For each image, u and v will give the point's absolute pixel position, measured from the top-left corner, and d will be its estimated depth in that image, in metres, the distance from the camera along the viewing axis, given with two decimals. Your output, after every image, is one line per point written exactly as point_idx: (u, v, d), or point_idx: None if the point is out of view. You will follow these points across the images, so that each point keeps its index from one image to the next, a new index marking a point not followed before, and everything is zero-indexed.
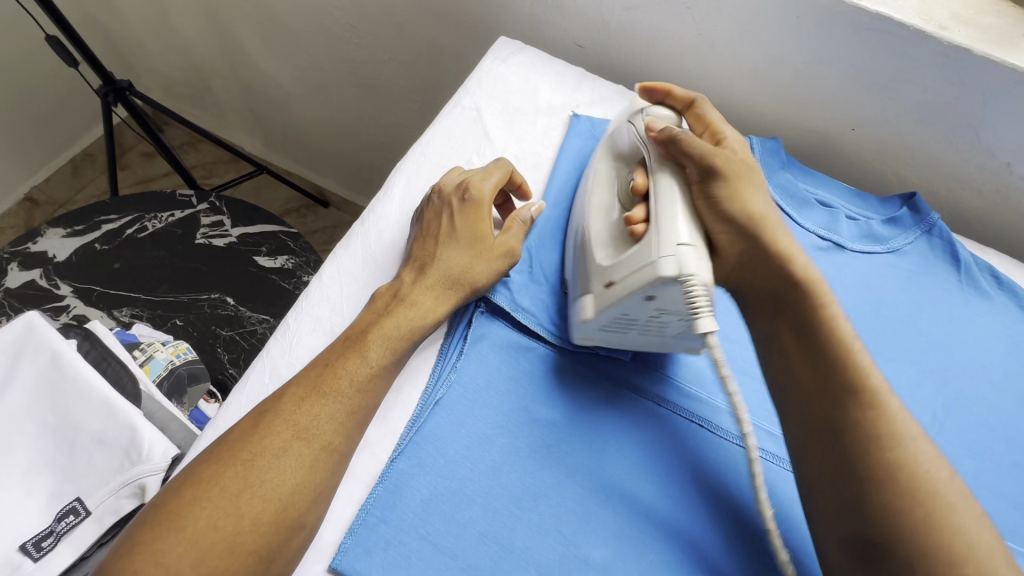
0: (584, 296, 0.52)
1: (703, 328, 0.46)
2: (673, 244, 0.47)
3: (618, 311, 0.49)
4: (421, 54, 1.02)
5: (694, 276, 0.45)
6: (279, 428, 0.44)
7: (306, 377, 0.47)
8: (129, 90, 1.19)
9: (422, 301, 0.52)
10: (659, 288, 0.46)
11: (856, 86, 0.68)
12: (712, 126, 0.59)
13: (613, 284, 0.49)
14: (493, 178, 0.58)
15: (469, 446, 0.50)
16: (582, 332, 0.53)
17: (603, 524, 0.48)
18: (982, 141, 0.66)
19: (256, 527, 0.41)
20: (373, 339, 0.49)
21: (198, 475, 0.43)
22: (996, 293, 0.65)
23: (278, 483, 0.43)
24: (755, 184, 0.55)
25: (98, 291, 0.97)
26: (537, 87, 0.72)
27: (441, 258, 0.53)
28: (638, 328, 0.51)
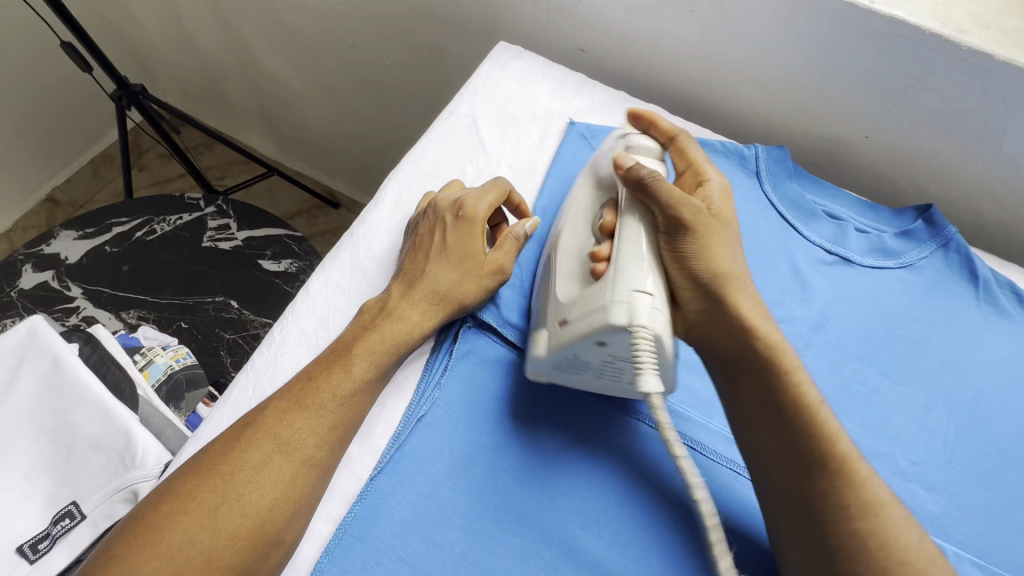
0: (540, 332, 0.51)
1: (642, 387, 0.43)
2: (628, 290, 0.45)
3: (570, 352, 0.48)
4: (425, 58, 1.02)
5: (644, 327, 0.43)
6: (260, 442, 0.43)
7: (289, 391, 0.46)
8: (142, 95, 1.21)
9: (407, 316, 0.51)
10: (609, 334, 0.44)
11: (869, 92, 0.65)
12: (696, 165, 0.56)
13: (565, 323, 0.48)
14: (490, 197, 0.55)
15: (451, 464, 0.49)
16: (536, 369, 0.51)
17: (586, 551, 0.47)
18: (1005, 150, 0.63)
19: (234, 542, 0.40)
20: (357, 353, 0.48)
21: (177, 487, 0.42)
22: (1018, 312, 0.62)
23: (258, 496, 0.41)
24: (725, 239, 0.52)
25: (107, 293, 0.99)
26: (535, 94, 0.71)
27: (428, 273, 0.52)
28: (592, 371, 0.49)
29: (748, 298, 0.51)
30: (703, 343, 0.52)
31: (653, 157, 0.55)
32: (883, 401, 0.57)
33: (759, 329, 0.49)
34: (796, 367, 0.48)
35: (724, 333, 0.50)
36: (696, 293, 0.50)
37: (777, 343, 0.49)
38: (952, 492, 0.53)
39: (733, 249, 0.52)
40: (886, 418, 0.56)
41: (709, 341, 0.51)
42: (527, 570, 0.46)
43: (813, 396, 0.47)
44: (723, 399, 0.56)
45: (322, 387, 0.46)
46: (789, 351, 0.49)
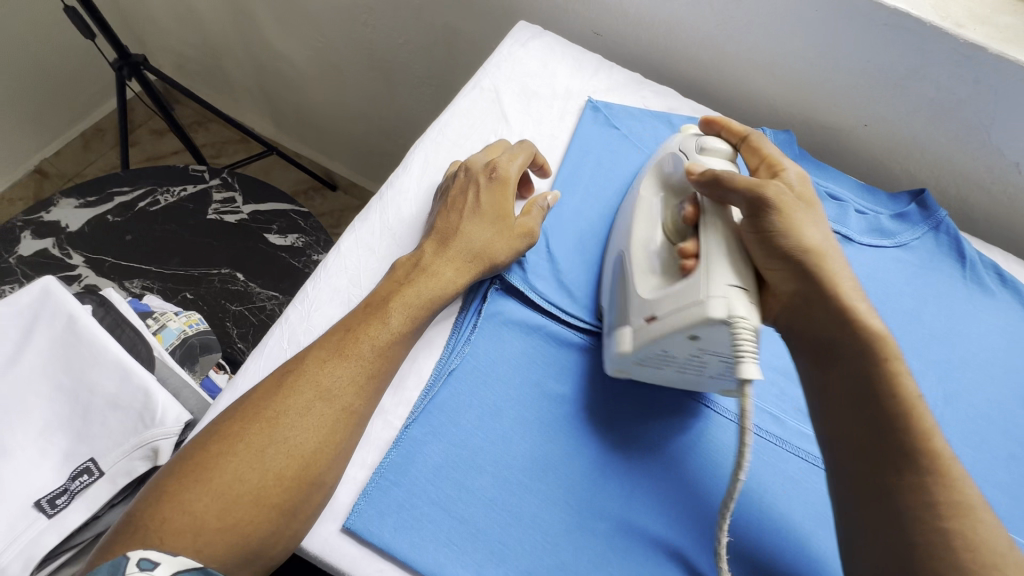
0: (621, 329, 0.51)
1: (743, 374, 0.43)
2: (723, 285, 0.45)
3: (659, 348, 0.48)
4: (437, 39, 1.03)
5: (743, 319, 0.43)
6: (302, 388, 0.44)
7: (329, 341, 0.47)
8: (143, 65, 1.19)
9: (440, 272, 0.52)
10: (705, 329, 0.44)
11: (871, 81, 0.69)
12: (770, 158, 0.56)
13: (655, 319, 0.48)
14: (519, 160, 0.59)
15: (482, 415, 0.51)
16: (617, 364, 0.52)
17: (609, 498, 0.49)
18: (993, 140, 0.67)
19: (281, 481, 0.41)
20: (394, 305, 0.50)
21: (222, 429, 0.43)
22: (1000, 291, 0.67)
23: (302, 440, 0.43)
24: (812, 217, 0.51)
25: (110, 262, 0.98)
26: (555, 72, 0.73)
27: (464, 232, 0.54)
28: (676, 366, 0.50)
29: (844, 278, 0.49)
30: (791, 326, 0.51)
31: (725, 160, 0.56)
32: None
33: (857, 312, 0.47)
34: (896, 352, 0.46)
35: (818, 311, 0.49)
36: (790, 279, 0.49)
37: (875, 328, 0.47)
38: None
39: (822, 232, 0.51)
40: None
41: (800, 324, 0.50)
42: (554, 513, 0.48)
43: (912, 389, 0.45)
44: None
45: (360, 336, 0.47)
46: (890, 337, 0.47)
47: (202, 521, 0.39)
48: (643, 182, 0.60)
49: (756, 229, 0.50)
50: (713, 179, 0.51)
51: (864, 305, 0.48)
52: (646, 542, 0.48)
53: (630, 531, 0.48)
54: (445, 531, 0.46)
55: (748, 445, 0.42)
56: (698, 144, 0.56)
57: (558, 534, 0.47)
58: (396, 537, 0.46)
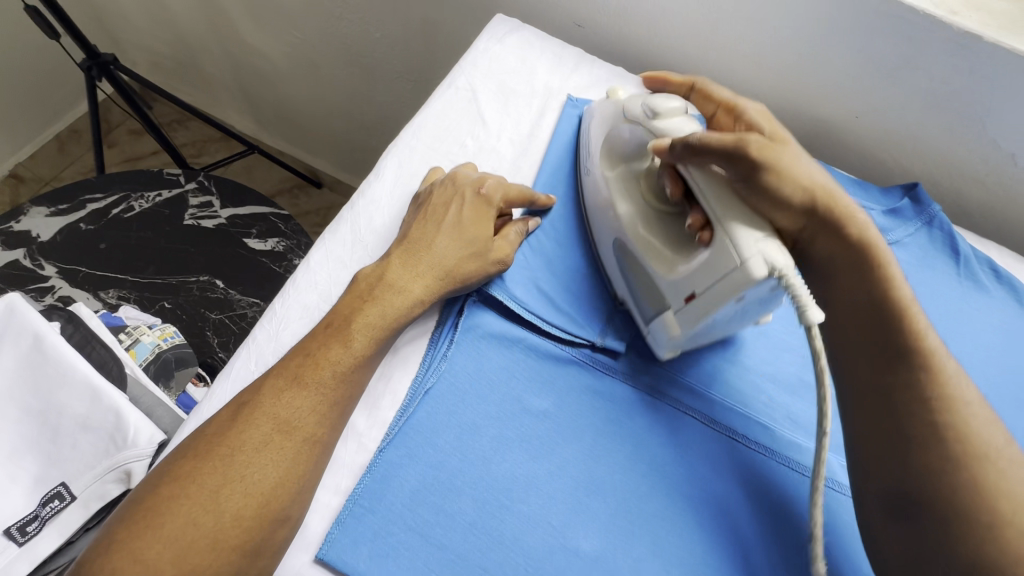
0: (663, 314, 0.51)
1: (808, 320, 0.42)
2: (751, 242, 0.44)
3: (711, 318, 0.48)
4: (416, 32, 1.00)
5: (786, 267, 0.42)
6: (258, 422, 0.42)
7: (286, 366, 0.45)
8: (113, 65, 1.15)
9: (408, 288, 0.50)
10: (752, 290, 0.44)
11: (862, 72, 0.66)
12: (726, 102, 0.57)
13: (695, 296, 0.48)
14: (510, 185, 0.57)
15: (460, 436, 0.49)
16: (670, 345, 0.52)
17: (595, 516, 0.48)
18: (988, 132, 0.65)
19: (239, 523, 0.40)
20: (357, 326, 0.47)
21: (175, 470, 0.41)
22: (995, 287, 0.65)
23: (259, 477, 0.41)
24: (797, 152, 0.50)
25: (84, 272, 0.95)
26: (533, 68, 0.70)
27: (436, 249, 0.52)
28: (723, 322, 0.50)
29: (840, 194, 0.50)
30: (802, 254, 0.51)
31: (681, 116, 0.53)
32: None
33: (855, 233, 0.48)
34: (889, 262, 0.48)
35: (827, 237, 0.49)
36: (798, 213, 0.48)
37: (870, 238, 0.48)
38: None
39: (806, 160, 0.50)
40: None
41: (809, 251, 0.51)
42: (537, 535, 0.47)
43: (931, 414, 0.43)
44: (721, 369, 0.56)
45: (318, 360, 0.45)
46: (881, 246, 0.49)
47: (157, 567, 0.37)
48: (599, 162, 0.59)
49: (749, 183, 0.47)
50: (690, 148, 0.49)
51: (857, 216, 0.49)
52: (632, 562, 0.47)
53: (616, 551, 0.47)
54: (423, 558, 0.45)
55: (829, 389, 0.43)
56: (647, 107, 0.54)
57: (540, 558, 0.46)
58: (372, 566, 0.44)
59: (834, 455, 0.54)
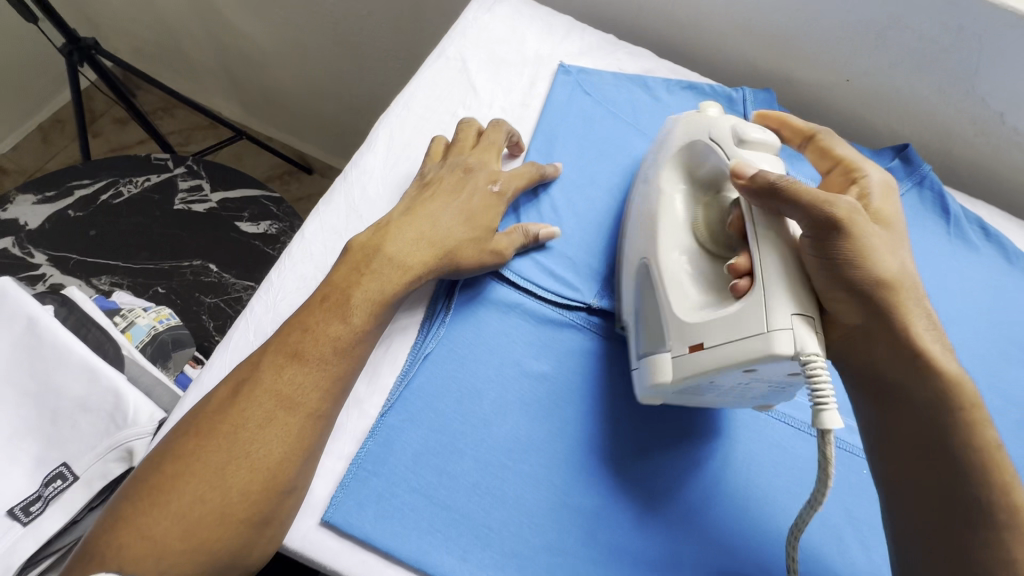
0: (659, 355, 0.46)
1: (822, 424, 0.39)
2: (790, 313, 0.41)
3: (708, 379, 0.43)
4: (403, 8, 0.98)
5: (815, 356, 0.39)
6: (261, 399, 0.42)
7: (283, 343, 0.44)
8: (95, 49, 1.13)
9: (406, 262, 0.49)
10: (766, 364, 0.40)
11: (852, 33, 0.66)
12: (846, 162, 0.53)
13: (702, 348, 0.43)
14: (521, 178, 0.57)
15: (461, 400, 0.50)
16: (651, 393, 0.48)
17: (594, 473, 0.49)
18: (977, 90, 0.65)
19: (246, 496, 0.40)
20: (357, 301, 0.46)
21: (177, 448, 0.41)
22: (984, 245, 0.66)
23: (265, 452, 0.41)
24: (887, 239, 0.46)
25: (75, 259, 0.94)
26: (523, 37, 0.69)
27: (438, 223, 0.51)
28: (719, 391, 0.46)
29: (917, 311, 0.45)
30: (852, 358, 0.48)
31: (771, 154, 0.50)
32: None
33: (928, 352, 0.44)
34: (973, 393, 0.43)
35: (884, 347, 0.45)
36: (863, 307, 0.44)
37: (955, 370, 0.43)
38: None
39: (901, 253, 0.46)
40: None
41: (864, 357, 0.47)
42: (539, 493, 0.47)
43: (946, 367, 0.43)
44: None
45: (314, 333, 0.45)
46: (967, 381, 0.43)
47: (163, 543, 0.38)
48: (665, 171, 0.55)
49: (822, 251, 0.43)
50: (772, 187, 0.44)
51: (940, 345, 0.44)
52: (632, 516, 0.48)
53: (617, 506, 0.48)
54: (427, 518, 0.45)
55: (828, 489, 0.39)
56: (737, 134, 0.50)
57: (542, 516, 0.47)
58: (377, 527, 0.44)
59: None
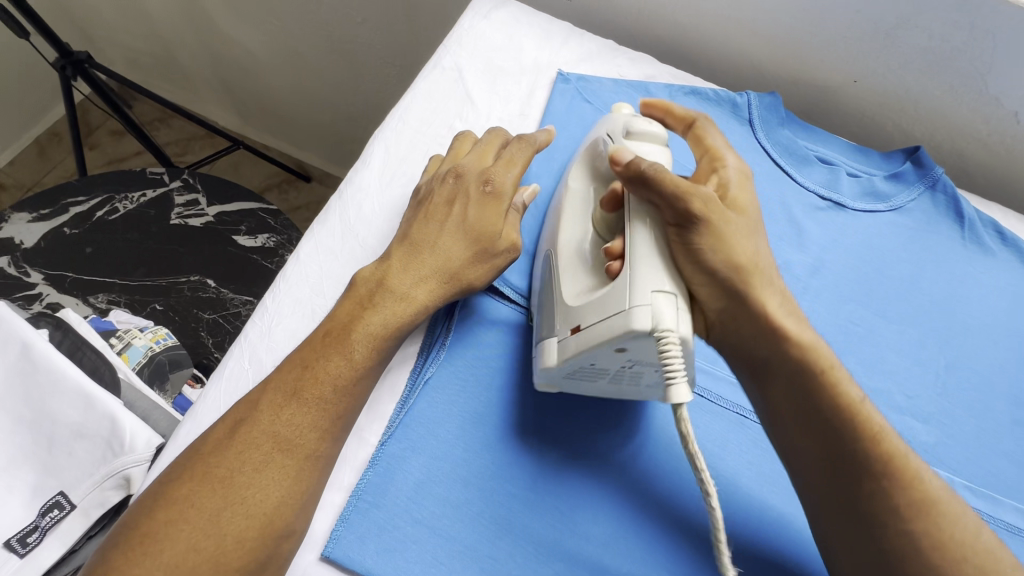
0: (546, 340, 0.47)
1: (673, 396, 0.39)
2: (650, 290, 0.41)
3: (586, 360, 0.44)
4: (398, 14, 0.97)
5: (670, 331, 0.39)
6: (258, 441, 0.40)
7: (283, 380, 0.43)
8: (88, 63, 1.11)
9: (410, 295, 0.48)
10: (629, 341, 0.40)
11: (859, 33, 0.64)
12: (713, 151, 0.53)
13: (580, 330, 0.43)
14: (516, 168, 0.53)
15: (463, 426, 0.48)
16: (544, 379, 0.47)
17: (602, 498, 0.47)
18: (990, 89, 0.63)
19: (241, 544, 0.38)
20: (357, 336, 0.45)
21: (170, 492, 0.39)
22: (1000, 249, 0.64)
23: (262, 497, 0.39)
24: (745, 228, 0.47)
25: (71, 277, 0.92)
26: (521, 44, 0.67)
27: (438, 247, 0.49)
28: (609, 378, 0.46)
29: (773, 295, 0.46)
30: (726, 341, 0.48)
31: (656, 144, 0.50)
32: (878, 339, 0.58)
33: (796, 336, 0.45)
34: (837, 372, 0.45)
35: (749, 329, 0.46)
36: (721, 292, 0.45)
37: (810, 342, 0.45)
38: (945, 422, 0.55)
39: (756, 238, 0.48)
40: (883, 356, 0.57)
41: (734, 339, 0.47)
42: (545, 523, 0.46)
43: None
44: None
45: (313, 369, 0.43)
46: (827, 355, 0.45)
47: None
48: (573, 172, 0.55)
49: (684, 241, 0.44)
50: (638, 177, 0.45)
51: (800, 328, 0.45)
52: (644, 545, 0.46)
53: (627, 533, 0.46)
54: (431, 552, 0.44)
55: (702, 470, 0.39)
56: (627, 126, 0.50)
57: (550, 546, 0.45)
58: (379, 561, 0.43)
59: None
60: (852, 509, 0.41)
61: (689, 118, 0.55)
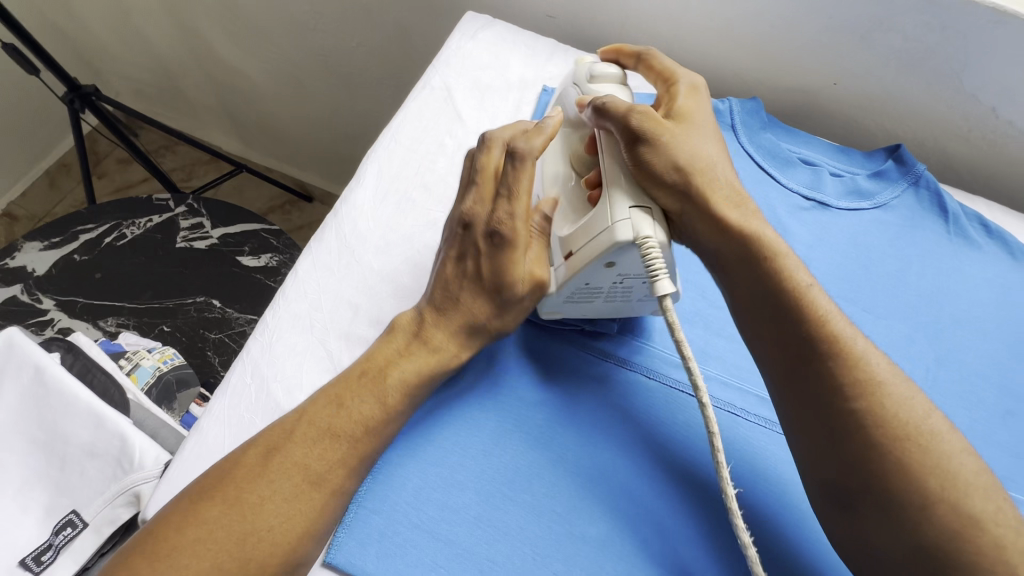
0: (544, 271, 0.51)
1: (658, 291, 0.43)
2: (627, 208, 0.46)
3: (581, 281, 0.48)
4: (392, 38, 1.00)
5: (649, 238, 0.44)
6: (290, 472, 0.42)
7: (319, 417, 0.44)
8: (95, 95, 1.15)
9: (444, 347, 0.49)
10: (617, 253, 0.45)
11: (835, 38, 0.66)
12: (663, 76, 0.58)
13: (572, 255, 0.48)
14: (522, 204, 0.49)
15: (459, 432, 0.50)
16: (548, 306, 0.52)
17: (598, 500, 0.48)
18: (966, 86, 0.65)
19: (264, 567, 0.39)
20: (392, 379, 0.46)
21: (198, 510, 0.40)
22: (986, 242, 0.65)
23: (289, 527, 0.41)
24: (692, 133, 0.52)
25: (82, 302, 0.95)
26: (507, 62, 0.70)
27: (462, 304, 0.49)
28: (603, 296, 0.51)
29: (727, 192, 0.50)
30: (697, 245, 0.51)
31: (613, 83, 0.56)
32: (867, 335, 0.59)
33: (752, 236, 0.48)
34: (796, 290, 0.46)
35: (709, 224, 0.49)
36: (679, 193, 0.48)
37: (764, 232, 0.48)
38: None
39: (704, 140, 0.52)
40: None
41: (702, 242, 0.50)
42: (542, 524, 0.47)
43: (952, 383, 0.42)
44: (719, 347, 0.58)
45: (346, 409, 0.45)
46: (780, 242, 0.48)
47: None
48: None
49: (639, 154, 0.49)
50: (597, 107, 0.51)
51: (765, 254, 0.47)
52: (640, 547, 0.47)
53: (623, 534, 0.47)
54: (431, 556, 0.45)
55: (696, 373, 0.42)
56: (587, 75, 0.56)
57: (546, 548, 0.46)
58: (379, 565, 0.44)
59: None
60: (843, 502, 0.42)
61: (637, 51, 0.61)
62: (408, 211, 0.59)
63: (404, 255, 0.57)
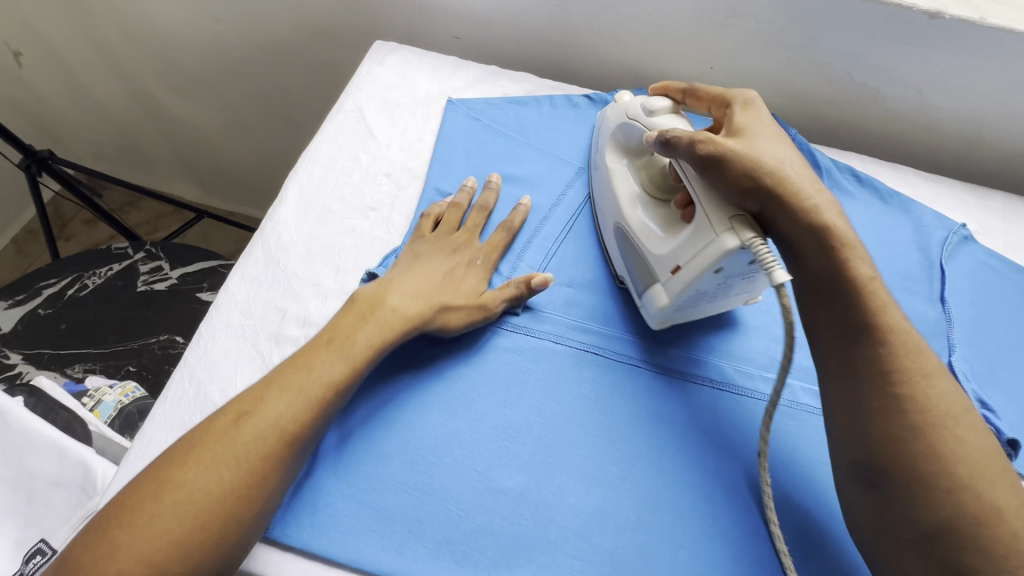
0: (654, 287, 0.57)
1: (776, 280, 0.45)
2: (725, 219, 0.48)
3: (693, 290, 0.53)
4: (323, 74, 1.08)
5: (757, 239, 0.47)
6: (263, 432, 0.46)
7: (289, 381, 0.49)
8: (51, 159, 1.20)
9: (399, 313, 0.55)
10: (725, 261, 0.49)
11: (700, 28, 0.74)
12: (717, 98, 0.60)
13: (680, 268, 0.53)
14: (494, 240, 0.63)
15: (381, 410, 0.55)
16: (661, 316, 0.57)
17: (516, 455, 0.53)
18: (821, 57, 0.73)
19: (239, 524, 0.44)
20: (360, 345, 0.52)
21: (172, 475, 0.44)
22: (859, 190, 0.72)
23: (264, 480, 0.45)
24: (767, 142, 0.52)
25: (48, 354, 0.99)
26: (414, 81, 0.77)
27: (439, 296, 0.57)
28: (713, 295, 0.55)
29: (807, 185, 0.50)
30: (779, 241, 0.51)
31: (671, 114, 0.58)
32: None
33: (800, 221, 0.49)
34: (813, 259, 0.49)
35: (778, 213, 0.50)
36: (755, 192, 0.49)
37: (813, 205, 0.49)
38: None
39: (773, 146, 0.52)
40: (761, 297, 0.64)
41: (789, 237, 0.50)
42: (465, 483, 0.52)
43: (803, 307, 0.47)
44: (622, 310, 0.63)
45: (316, 372, 0.50)
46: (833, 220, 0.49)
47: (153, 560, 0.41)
48: (607, 153, 0.65)
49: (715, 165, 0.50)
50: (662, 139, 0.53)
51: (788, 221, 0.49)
52: (557, 489, 0.52)
53: (539, 483, 0.52)
54: (363, 522, 0.50)
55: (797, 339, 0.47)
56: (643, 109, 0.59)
57: (469, 502, 0.51)
58: (314, 536, 0.49)
59: (727, 362, 0.60)
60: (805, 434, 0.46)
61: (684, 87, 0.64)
62: (328, 222, 0.65)
63: (326, 259, 0.62)
